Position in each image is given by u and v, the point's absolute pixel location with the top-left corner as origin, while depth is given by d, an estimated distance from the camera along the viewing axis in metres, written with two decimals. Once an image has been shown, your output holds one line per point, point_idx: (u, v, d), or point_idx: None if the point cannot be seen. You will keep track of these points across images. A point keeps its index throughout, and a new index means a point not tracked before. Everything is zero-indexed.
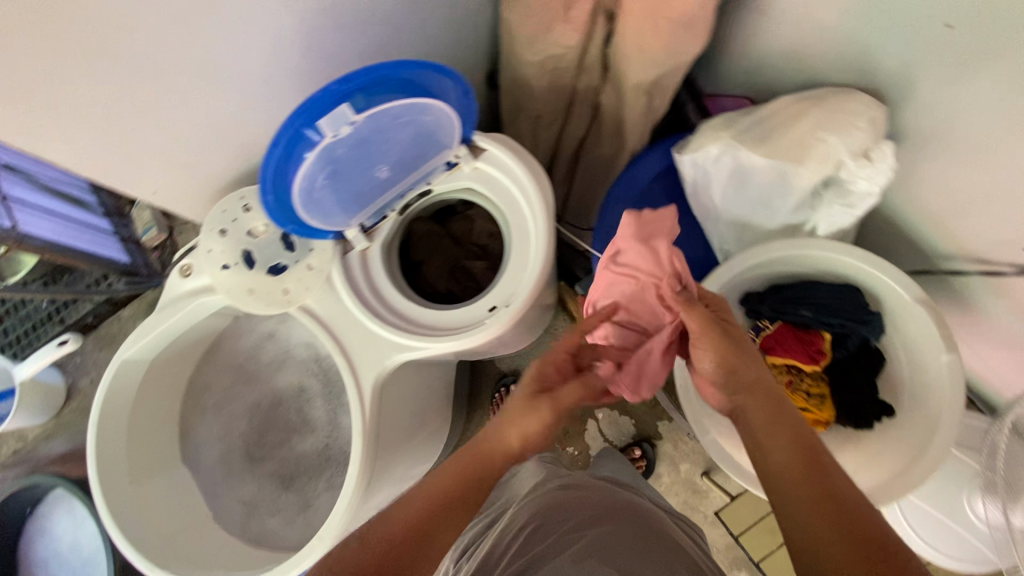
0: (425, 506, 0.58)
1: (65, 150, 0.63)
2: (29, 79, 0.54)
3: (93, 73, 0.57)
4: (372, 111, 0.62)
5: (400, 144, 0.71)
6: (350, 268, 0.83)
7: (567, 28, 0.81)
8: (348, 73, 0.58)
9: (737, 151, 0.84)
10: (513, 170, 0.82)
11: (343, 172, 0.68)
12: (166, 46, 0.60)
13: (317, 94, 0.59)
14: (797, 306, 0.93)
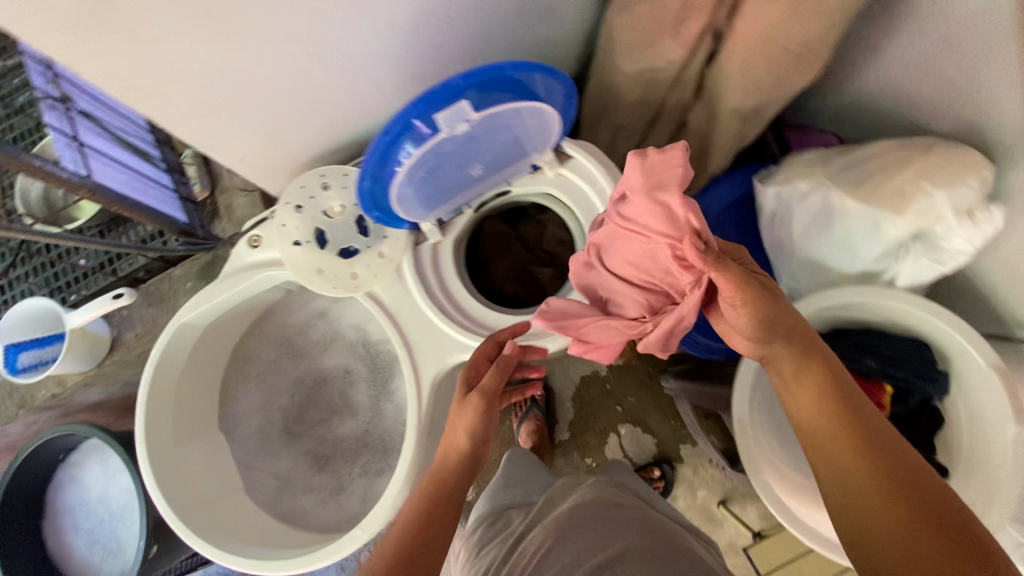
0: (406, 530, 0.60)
1: (166, 109, 0.61)
2: (150, 35, 0.52)
3: (210, 36, 0.55)
4: (486, 109, 0.60)
5: (500, 145, 0.68)
6: (420, 260, 0.82)
7: (675, 43, 0.79)
8: (473, 69, 0.56)
9: (829, 192, 0.82)
10: (599, 182, 0.80)
11: (441, 168, 0.66)
12: (283, 14, 0.58)
13: (437, 87, 0.56)
14: (862, 354, 0.91)
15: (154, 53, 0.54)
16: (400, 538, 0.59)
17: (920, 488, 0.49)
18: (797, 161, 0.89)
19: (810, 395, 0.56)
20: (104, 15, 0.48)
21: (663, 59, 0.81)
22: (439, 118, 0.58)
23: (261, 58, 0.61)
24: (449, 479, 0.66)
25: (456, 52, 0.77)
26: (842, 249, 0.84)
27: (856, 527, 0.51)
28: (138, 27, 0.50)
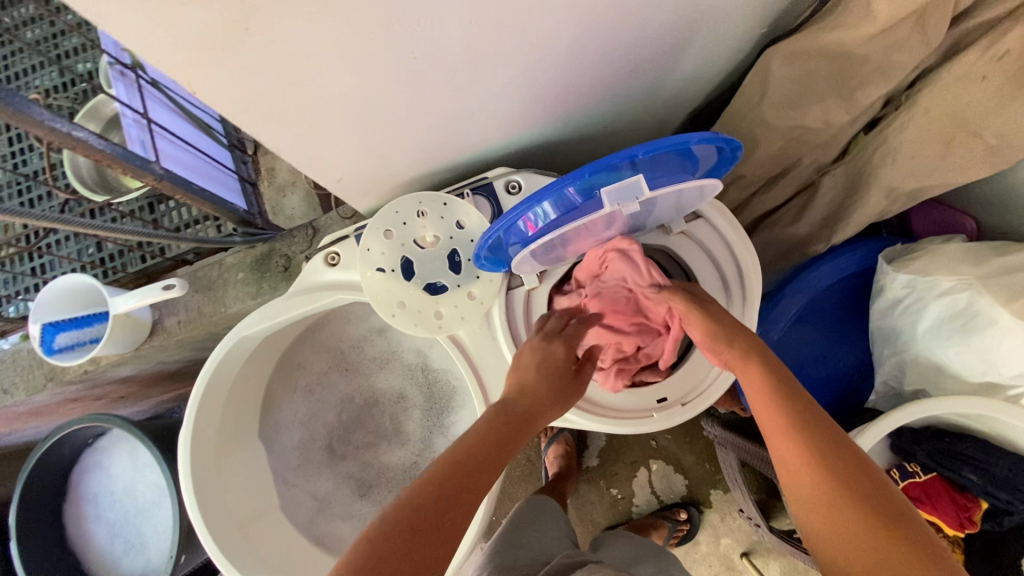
0: (428, 491, 0.49)
1: (279, 128, 0.52)
2: (287, 54, 0.43)
3: (351, 56, 0.46)
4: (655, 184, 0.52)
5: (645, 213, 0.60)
6: (513, 307, 0.74)
7: (842, 106, 0.69)
8: (661, 143, 0.47)
9: (979, 295, 0.73)
10: (725, 248, 0.71)
11: (578, 234, 0.58)
12: (437, 33, 0.48)
13: (610, 157, 0.48)
14: (961, 464, 0.84)
15: (284, 71, 0.44)
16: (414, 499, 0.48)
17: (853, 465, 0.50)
18: (942, 251, 0.80)
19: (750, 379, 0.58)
20: (242, 30, 0.38)
21: (822, 121, 0.71)
22: (606, 192, 0.52)
23: (395, 80, 0.52)
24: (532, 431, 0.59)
25: (593, 82, 0.67)
26: (974, 358, 0.76)
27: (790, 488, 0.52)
28: (278, 45, 0.41)
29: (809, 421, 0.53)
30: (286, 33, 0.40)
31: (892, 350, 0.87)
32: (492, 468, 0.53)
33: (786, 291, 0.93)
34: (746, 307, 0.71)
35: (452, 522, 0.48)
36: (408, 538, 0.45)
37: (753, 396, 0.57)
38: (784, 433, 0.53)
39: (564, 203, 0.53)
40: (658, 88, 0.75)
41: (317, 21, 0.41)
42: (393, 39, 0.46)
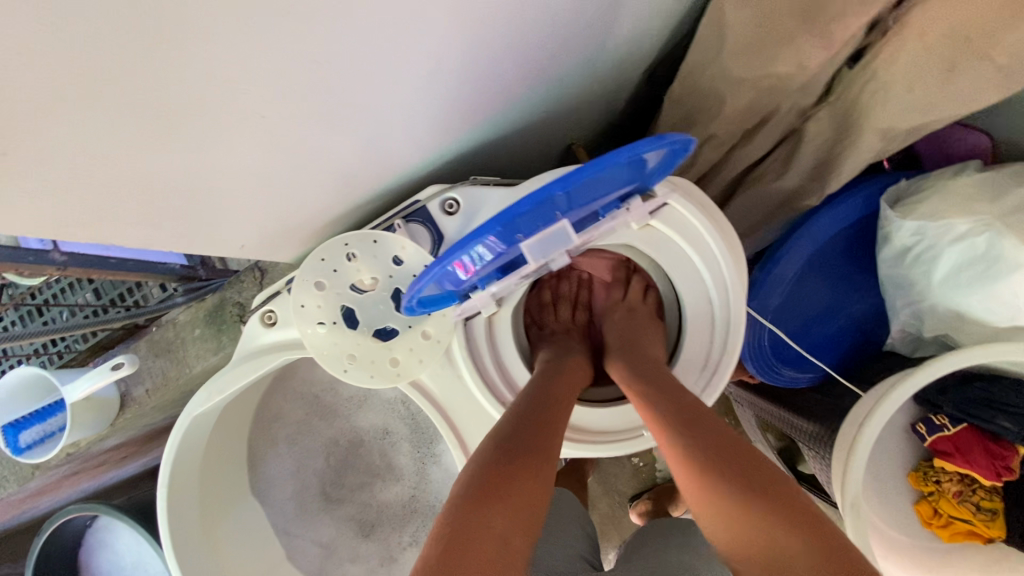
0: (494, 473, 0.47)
1: (149, 207, 0.45)
2: (106, 143, 0.35)
3: (200, 124, 0.38)
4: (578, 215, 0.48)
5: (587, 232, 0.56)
6: (473, 340, 0.67)
7: (817, 45, 0.58)
8: (589, 170, 0.43)
9: (998, 237, 0.64)
10: (701, 236, 0.62)
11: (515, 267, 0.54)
12: (304, 76, 0.40)
13: (531, 195, 0.44)
14: (993, 412, 0.77)
15: (108, 156, 0.36)
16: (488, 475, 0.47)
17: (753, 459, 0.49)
18: (950, 188, 0.70)
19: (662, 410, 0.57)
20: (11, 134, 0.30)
21: (796, 65, 0.60)
22: (528, 242, 0.49)
23: (267, 137, 0.44)
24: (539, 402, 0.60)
25: (517, 72, 0.58)
26: (1000, 305, 0.68)
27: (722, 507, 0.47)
28: (80, 135, 0.33)
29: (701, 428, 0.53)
30: (97, 121, 0.33)
31: (904, 300, 0.79)
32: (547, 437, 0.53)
33: (780, 251, 0.83)
34: (729, 295, 0.63)
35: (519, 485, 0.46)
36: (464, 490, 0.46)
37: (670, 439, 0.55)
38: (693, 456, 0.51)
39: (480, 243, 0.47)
40: (602, 57, 0.65)
41: (129, 100, 0.33)
42: (247, 95, 0.38)
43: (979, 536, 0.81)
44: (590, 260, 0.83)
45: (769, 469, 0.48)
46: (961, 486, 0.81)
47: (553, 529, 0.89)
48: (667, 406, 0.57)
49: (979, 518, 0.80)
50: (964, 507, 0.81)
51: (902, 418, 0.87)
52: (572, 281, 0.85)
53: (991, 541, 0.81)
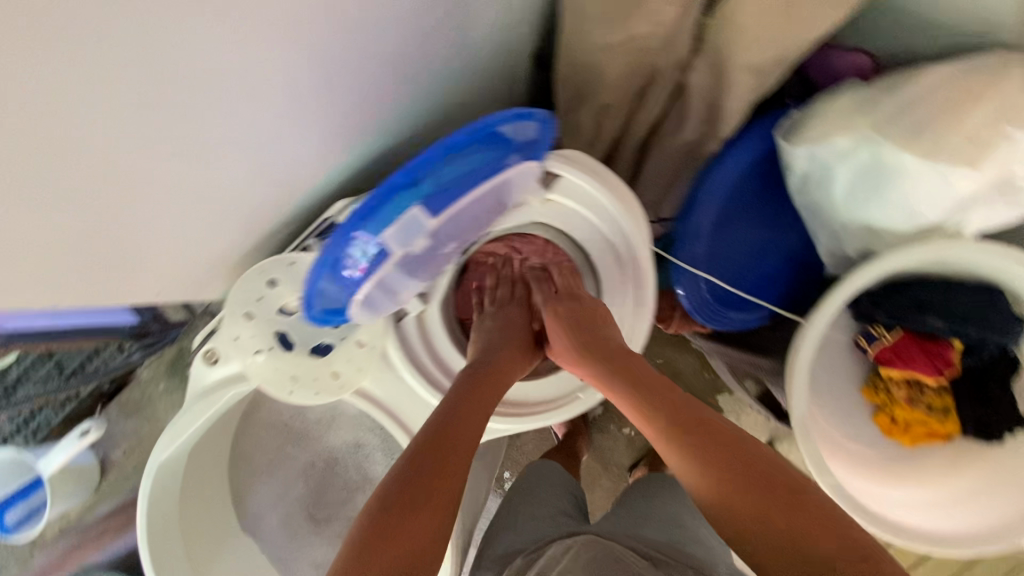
0: (429, 471, 0.51)
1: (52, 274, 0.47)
2: None
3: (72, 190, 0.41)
4: (441, 205, 0.53)
5: (471, 223, 0.60)
6: (407, 339, 0.70)
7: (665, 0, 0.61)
8: (429, 154, 0.51)
9: (878, 147, 0.66)
10: (596, 200, 0.65)
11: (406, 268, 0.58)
12: (162, 127, 0.43)
13: (381, 190, 0.50)
14: (922, 315, 0.79)
15: None
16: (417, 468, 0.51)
17: (714, 437, 0.50)
18: (831, 108, 0.71)
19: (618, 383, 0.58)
20: None
21: (652, 22, 0.63)
22: (387, 232, 0.51)
23: (148, 188, 0.47)
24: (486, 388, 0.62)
25: (390, 79, 0.61)
26: (897, 210, 0.71)
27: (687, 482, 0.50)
28: None
29: (664, 408, 0.54)
30: None
31: (819, 223, 0.82)
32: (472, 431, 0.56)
33: (696, 201, 0.86)
34: (634, 253, 0.67)
35: (440, 486, 0.50)
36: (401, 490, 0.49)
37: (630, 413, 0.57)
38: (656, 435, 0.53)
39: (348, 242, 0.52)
40: (476, 47, 0.69)
41: None
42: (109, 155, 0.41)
43: (938, 434, 0.85)
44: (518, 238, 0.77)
45: (733, 443, 0.49)
46: (910, 391, 0.84)
47: (539, 500, 0.94)
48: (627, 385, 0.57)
49: (933, 417, 0.83)
50: (916, 410, 0.84)
51: (846, 334, 0.90)
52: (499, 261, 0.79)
53: (948, 437, 0.84)
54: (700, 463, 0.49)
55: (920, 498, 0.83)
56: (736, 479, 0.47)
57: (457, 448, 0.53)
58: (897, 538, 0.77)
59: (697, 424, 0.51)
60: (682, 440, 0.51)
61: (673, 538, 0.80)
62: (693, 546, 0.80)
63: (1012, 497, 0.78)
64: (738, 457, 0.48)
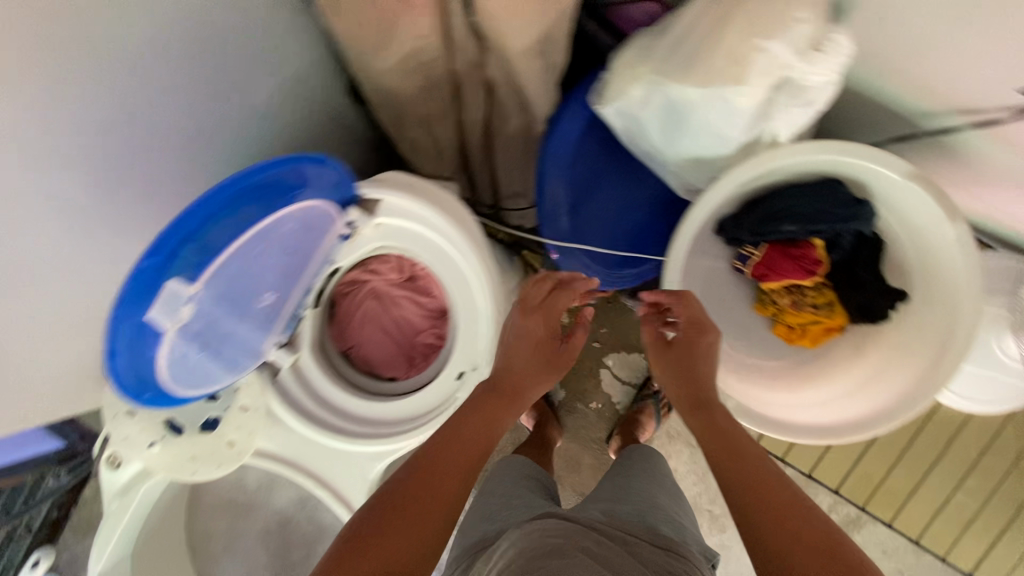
0: (408, 480, 0.53)
1: None
2: None
3: None
4: (209, 269, 0.52)
5: (273, 267, 0.60)
6: (287, 390, 0.71)
7: (415, 15, 0.64)
8: (176, 224, 0.49)
9: (664, 88, 0.69)
10: (416, 212, 0.68)
11: (216, 333, 0.58)
12: None
13: (134, 275, 0.49)
14: (779, 224, 0.83)
15: None
16: (394, 486, 0.53)
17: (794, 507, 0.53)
18: (620, 62, 0.75)
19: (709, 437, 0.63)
20: None
21: (415, 37, 0.66)
22: (156, 310, 0.51)
23: None
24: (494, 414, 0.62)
25: (182, 161, 0.63)
26: (710, 137, 0.74)
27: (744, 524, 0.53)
28: None
29: (752, 467, 0.58)
30: None
31: (659, 167, 0.85)
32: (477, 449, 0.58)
33: (544, 180, 0.88)
34: (465, 248, 0.68)
35: (416, 504, 0.51)
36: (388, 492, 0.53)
37: (718, 452, 0.61)
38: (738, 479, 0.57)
39: (129, 335, 0.51)
40: (274, 103, 0.72)
41: None
42: None
43: (833, 328, 0.88)
44: (374, 260, 0.77)
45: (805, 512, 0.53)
46: (793, 297, 0.87)
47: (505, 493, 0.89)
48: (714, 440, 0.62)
49: (821, 314, 0.86)
50: (804, 312, 0.87)
51: (727, 263, 0.93)
52: (355, 283, 0.78)
53: (841, 328, 0.87)
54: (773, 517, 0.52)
55: (833, 393, 0.86)
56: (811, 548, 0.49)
57: (446, 469, 0.55)
58: (812, 439, 0.78)
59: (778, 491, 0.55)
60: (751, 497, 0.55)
61: (643, 512, 0.73)
62: (667, 524, 0.72)
63: (906, 368, 0.80)
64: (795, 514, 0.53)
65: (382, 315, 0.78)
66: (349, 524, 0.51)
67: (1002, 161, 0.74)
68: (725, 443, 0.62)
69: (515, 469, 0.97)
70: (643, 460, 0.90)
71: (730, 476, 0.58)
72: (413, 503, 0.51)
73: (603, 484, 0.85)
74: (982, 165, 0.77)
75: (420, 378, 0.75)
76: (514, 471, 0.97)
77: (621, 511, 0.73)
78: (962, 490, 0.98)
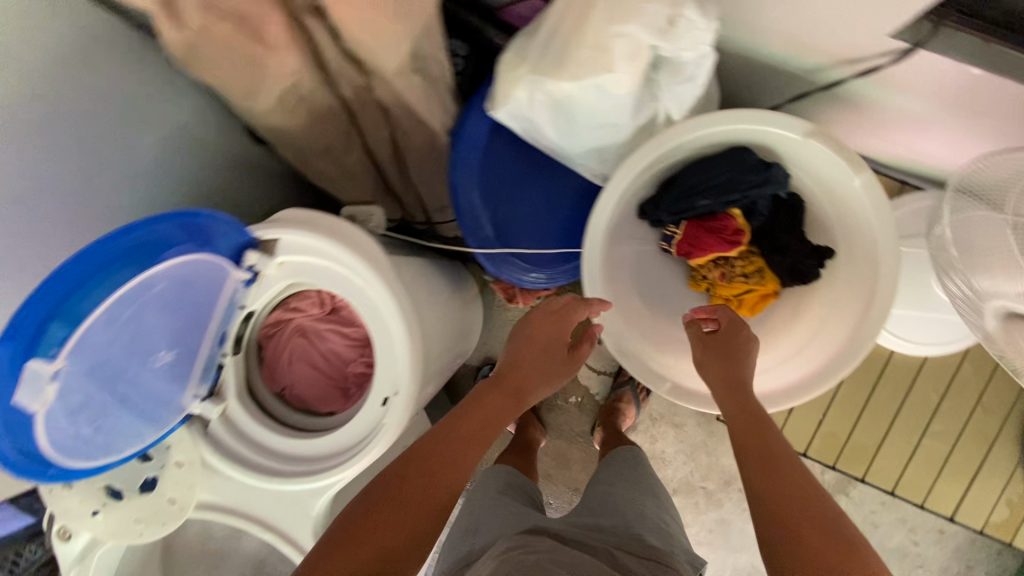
0: (402, 472, 0.61)
1: None
2: None
3: None
4: (75, 341, 0.52)
5: (155, 327, 0.60)
6: (220, 440, 0.71)
7: (277, 55, 0.64)
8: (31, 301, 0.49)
9: (543, 87, 0.68)
10: (313, 245, 0.67)
11: (101, 402, 0.57)
12: None
13: None
14: (693, 199, 0.83)
15: None
16: (384, 481, 0.60)
17: (811, 497, 0.56)
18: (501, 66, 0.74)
19: (738, 427, 0.65)
20: None
21: (285, 76, 0.66)
22: (20, 395, 0.50)
23: None
24: (494, 421, 0.68)
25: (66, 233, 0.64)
26: (603, 126, 0.73)
27: (760, 501, 0.57)
28: None
29: (769, 453, 0.61)
30: None
31: (568, 161, 0.85)
32: (474, 445, 0.66)
33: (458, 190, 0.88)
34: (368, 273, 0.67)
35: (405, 500, 0.58)
36: (422, 466, 0.62)
37: (743, 434, 0.64)
38: (763, 463, 0.60)
39: (4, 424, 0.50)
40: (164, 160, 0.72)
41: None
42: None
43: (769, 295, 0.87)
44: (294, 297, 0.77)
45: (814, 499, 0.56)
46: (722, 269, 0.87)
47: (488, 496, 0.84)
48: (740, 428, 0.65)
49: (752, 282, 0.86)
50: (736, 282, 0.87)
51: (655, 244, 0.95)
52: (277, 321, 0.78)
53: (775, 293, 0.87)
54: (784, 498, 0.56)
55: (776, 358, 0.85)
56: (822, 532, 0.53)
57: (443, 465, 0.62)
58: None
59: (797, 477, 0.58)
60: (766, 480, 0.59)
61: (629, 522, 0.73)
62: (653, 534, 0.72)
63: (835, 328, 0.80)
64: (814, 502, 0.56)
65: (309, 349, 0.79)
66: (345, 516, 0.57)
67: (899, 102, 0.73)
68: (759, 435, 0.63)
69: (502, 472, 0.93)
70: (627, 468, 0.89)
71: (753, 456, 0.61)
72: (405, 497, 0.59)
73: (588, 495, 0.84)
74: (883, 109, 0.76)
75: (352, 408, 0.75)
76: (503, 474, 0.93)
77: (606, 525, 0.72)
78: (929, 435, 0.97)
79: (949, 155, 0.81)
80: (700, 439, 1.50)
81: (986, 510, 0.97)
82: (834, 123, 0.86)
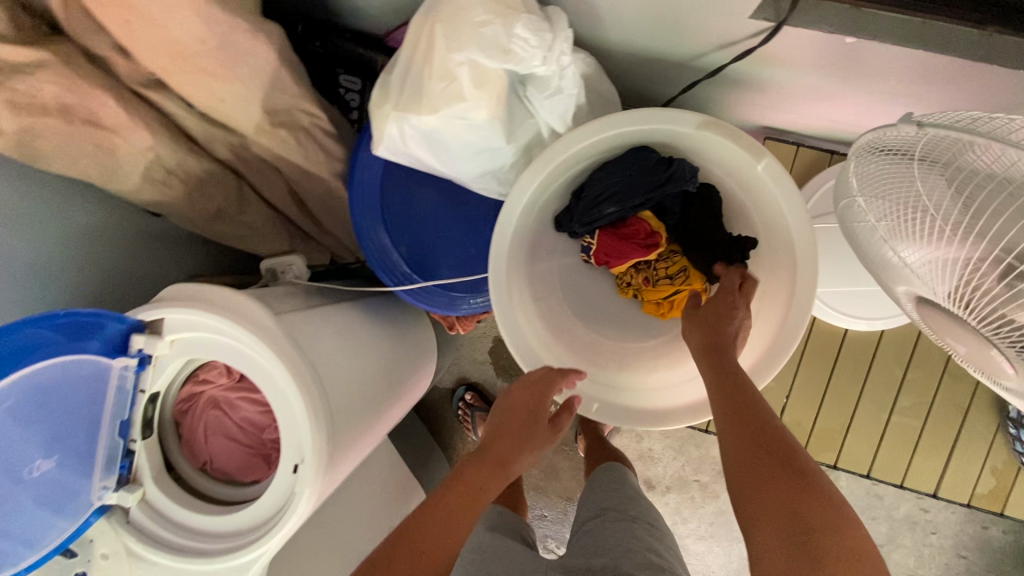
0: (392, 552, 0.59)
1: None
2: None
3: None
4: None
5: (30, 429, 0.60)
6: (143, 526, 0.69)
7: (125, 136, 0.62)
8: None
9: (410, 125, 0.63)
10: (196, 322, 0.65)
11: None
12: None
13: None
14: (600, 208, 0.79)
15: None
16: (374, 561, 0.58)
17: (792, 463, 0.52)
18: None
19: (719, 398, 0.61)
20: None
21: (142, 153, 0.64)
22: None
23: None
24: (480, 489, 0.66)
25: None
26: (483, 151, 0.69)
27: (741, 477, 0.54)
28: None
29: (756, 422, 0.57)
30: None
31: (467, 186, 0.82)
32: (464, 517, 0.63)
33: (364, 231, 0.86)
34: (256, 343, 0.65)
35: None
36: (411, 549, 0.59)
37: (721, 406, 0.60)
38: (746, 433, 0.56)
39: None
40: None
41: None
42: None
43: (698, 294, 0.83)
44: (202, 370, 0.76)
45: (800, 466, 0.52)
46: (645, 273, 0.84)
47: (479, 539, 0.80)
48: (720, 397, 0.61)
49: (677, 283, 0.82)
50: (663, 285, 0.83)
51: (577, 256, 0.92)
52: (188, 395, 0.77)
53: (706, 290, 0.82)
54: (766, 469, 0.52)
55: None
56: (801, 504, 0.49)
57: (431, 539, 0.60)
58: (676, 423, 0.75)
59: (781, 447, 0.54)
60: (745, 448, 0.55)
61: (618, 563, 0.67)
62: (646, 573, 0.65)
63: (765, 322, 0.75)
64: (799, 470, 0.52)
65: (223, 422, 0.77)
66: None
67: (790, 78, 0.68)
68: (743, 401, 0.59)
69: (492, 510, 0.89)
70: (617, 498, 0.84)
71: (732, 427, 0.58)
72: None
73: (585, 531, 0.79)
74: (778, 86, 0.71)
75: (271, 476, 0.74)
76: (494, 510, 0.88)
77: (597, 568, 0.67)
78: (898, 412, 0.92)
79: (862, 121, 0.76)
80: (685, 434, 1.46)
81: (971, 482, 0.92)
82: (738, 105, 0.81)
